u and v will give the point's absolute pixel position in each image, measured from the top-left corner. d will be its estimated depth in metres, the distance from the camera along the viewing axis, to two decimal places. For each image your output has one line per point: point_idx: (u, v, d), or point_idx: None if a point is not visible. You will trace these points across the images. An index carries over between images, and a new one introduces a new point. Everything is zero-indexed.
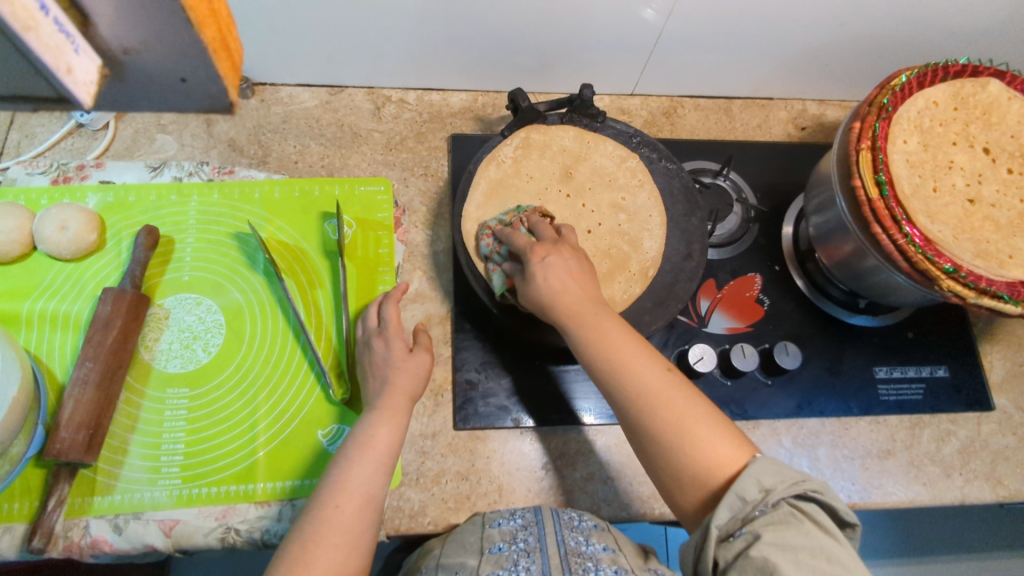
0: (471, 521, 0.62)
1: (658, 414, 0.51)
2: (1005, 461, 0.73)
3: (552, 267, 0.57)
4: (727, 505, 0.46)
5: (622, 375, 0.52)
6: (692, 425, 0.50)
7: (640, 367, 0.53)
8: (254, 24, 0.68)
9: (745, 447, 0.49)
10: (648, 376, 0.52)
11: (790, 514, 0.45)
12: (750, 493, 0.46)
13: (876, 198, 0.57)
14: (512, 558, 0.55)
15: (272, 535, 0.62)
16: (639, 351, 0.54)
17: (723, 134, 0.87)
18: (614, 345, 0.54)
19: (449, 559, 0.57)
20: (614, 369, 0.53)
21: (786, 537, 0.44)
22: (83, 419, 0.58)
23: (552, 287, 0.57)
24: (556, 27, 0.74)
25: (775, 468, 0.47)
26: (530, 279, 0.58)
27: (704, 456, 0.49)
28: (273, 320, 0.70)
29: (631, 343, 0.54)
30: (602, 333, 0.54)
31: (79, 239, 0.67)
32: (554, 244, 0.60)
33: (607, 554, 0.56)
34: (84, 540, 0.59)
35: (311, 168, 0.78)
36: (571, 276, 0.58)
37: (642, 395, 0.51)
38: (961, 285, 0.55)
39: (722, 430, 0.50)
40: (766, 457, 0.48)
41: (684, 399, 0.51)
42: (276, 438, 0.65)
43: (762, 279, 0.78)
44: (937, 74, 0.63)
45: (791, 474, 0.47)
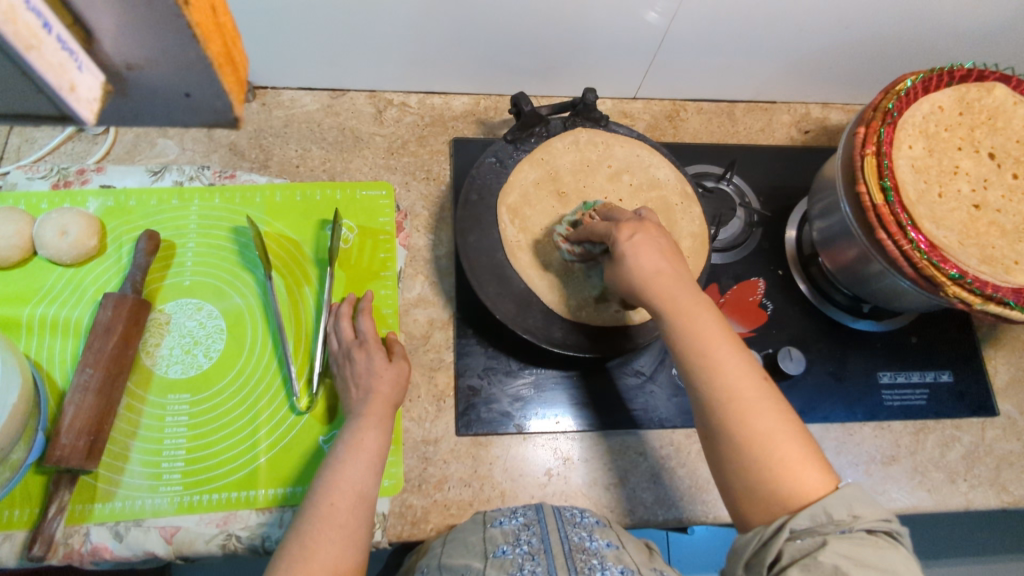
0: (471, 521, 0.62)
1: (744, 423, 0.50)
2: (1009, 467, 0.73)
3: (643, 247, 0.57)
4: (811, 513, 0.46)
5: (716, 375, 0.52)
6: (778, 438, 0.49)
7: (734, 369, 0.52)
8: (256, 28, 0.68)
9: (831, 473, 0.49)
10: (740, 380, 0.51)
11: (873, 538, 0.46)
12: (838, 512, 0.46)
13: (881, 204, 0.56)
14: (516, 561, 0.53)
15: (273, 542, 0.61)
16: (735, 351, 0.53)
17: (726, 138, 0.87)
18: (707, 342, 0.53)
19: (452, 560, 0.56)
20: (704, 367, 0.52)
21: (862, 554, 0.44)
22: (83, 425, 0.58)
23: (643, 267, 0.56)
24: (559, 31, 0.73)
25: (865, 498, 0.47)
26: (620, 258, 0.57)
27: (784, 471, 0.48)
28: (272, 326, 0.69)
29: (726, 344, 0.53)
30: (702, 328, 0.54)
31: (79, 243, 0.66)
32: (640, 220, 0.59)
33: (611, 550, 0.55)
34: (85, 547, 0.59)
35: (312, 172, 0.77)
36: (661, 256, 0.57)
37: (730, 398, 0.51)
38: (967, 291, 0.55)
39: (806, 449, 0.50)
40: (854, 485, 0.48)
41: (773, 410, 0.50)
42: (277, 444, 0.65)
43: (765, 284, 0.78)
44: (944, 78, 0.63)
45: (881, 510, 0.48)
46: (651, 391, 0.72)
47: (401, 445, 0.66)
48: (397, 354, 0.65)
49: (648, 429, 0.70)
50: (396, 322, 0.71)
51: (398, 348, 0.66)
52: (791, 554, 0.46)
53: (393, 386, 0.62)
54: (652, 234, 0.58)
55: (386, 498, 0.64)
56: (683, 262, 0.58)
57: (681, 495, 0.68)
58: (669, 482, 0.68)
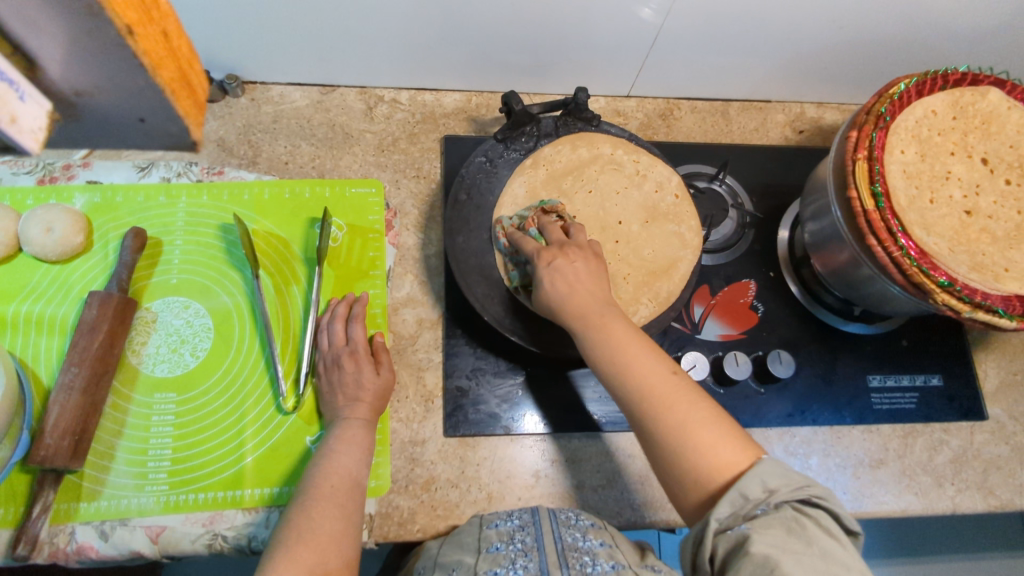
0: (469, 523, 0.62)
1: (662, 415, 0.52)
2: (996, 470, 0.73)
3: (560, 271, 0.59)
4: (729, 501, 0.46)
5: (627, 378, 0.54)
6: (692, 425, 0.51)
7: (643, 369, 0.54)
8: (243, 22, 0.67)
9: (752, 450, 0.50)
10: (651, 375, 0.54)
11: (790, 513, 0.45)
12: (752, 491, 0.46)
13: (872, 210, 0.56)
14: (509, 556, 0.54)
15: (259, 542, 0.61)
16: (645, 351, 0.55)
17: (720, 137, 0.86)
18: (619, 345, 0.55)
19: (447, 558, 0.56)
20: (614, 365, 0.55)
21: (787, 537, 0.44)
22: (68, 425, 0.58)
23: (558, 291, 0.58)
24: (553, 27, 0.73)
25: (781, 471, 0.47)
26: (540, 282, 0.59)
27: (697, 454, 0.49)
28: (260, 325, 0.69)
29: (634, 343, 0.56)
30: (606, 343, 0.56)
31: (65, 241, 0.66)
32: (560, 245, 0.61)
33: (603, 549, 0.55)
34: (70, 547, 0.59)
35: (301, 169, 0.77)
36: (578, 274, 0.59)
37: (648, 395, 0.53)
38: (957, 299, 0.55)
39: (727, 432, 0.51)
40: (773, 459, 0.48)
41: (693, 403, 0.52)
42: (263, 444, 0.65)
43: (756, 286, 0.78)
44: (937, 82, 0.62)
45: (797, 478, 0.47)
46: None
47: (388, 445, 0.66)
48: (382, 364, 0.66)
49: (636, 431, 0.70)
50: (385, 322, 0.71)
51: (385, 357, 0.67)
52: (724, 545, 0.46)
53: (381, 396, 0.64)
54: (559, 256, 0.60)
55: (373, 499, 0.64)
56: (605, 279, 0.60)
57: (668, 497, 0.68)
58: (657, 485, 0.69)
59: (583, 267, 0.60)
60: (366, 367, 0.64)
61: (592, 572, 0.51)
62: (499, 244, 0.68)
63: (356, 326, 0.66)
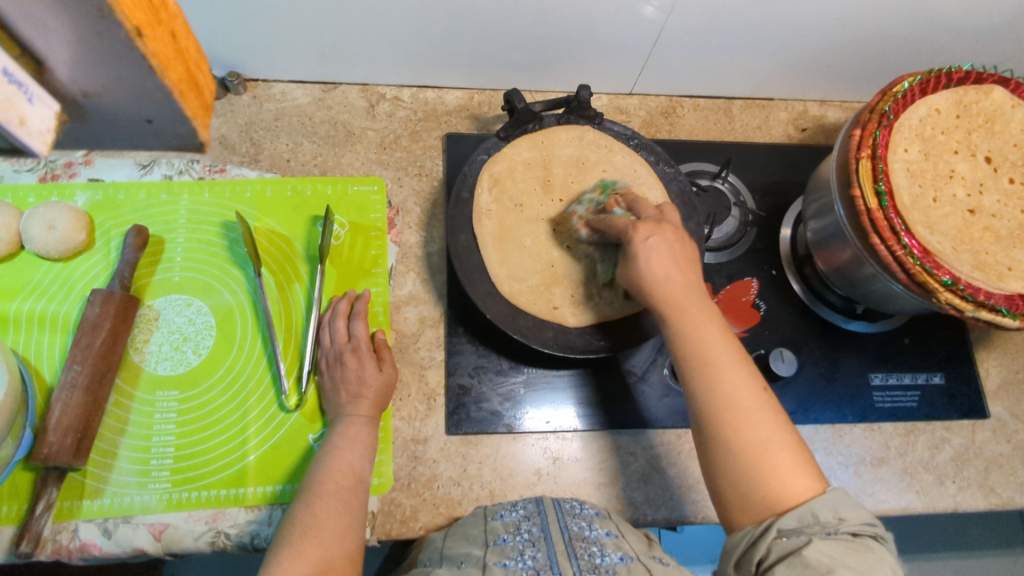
0: (471, 515, 0.62)
1: (740, 429, 0.51)
2: (998, 469, 0.73)
3: (657, 250, 0.58)
4: (800, 515, 0.47)
5: (715, 384, 0.53)
6: (772, 448, 0.50)
7: (735, 380, 0.53)
8: (246, 19, 0.67)
9: (822, 481, 0.50)
10: (738, 388, 0.52)
11: (858, 542, 0.46)
12: (824, 514, 0.47)
13: (875, 209, 0.56)
14: (517, 547, 0.53)
15: (262, 540, 0.61)
16: (735, 357, 0.54)
17: (722, 135, 0.86)
18: (713, 347, 0.54)
19: (454, 550, 0.56)
20: (706, 367, 0.53)
21: (849, 554, 0.44)
22: (71, 422, 0.58)
23: (655, 271, 0.58)
24: (557, 24, 0.72)
25: (852, 503, 0.48)
26: (635, 258, 0.59)
27: (773, 477, 0.49)
28: (261, 324, 0.69)
29: (729, 355, 0.54)
30: (702, 349, 0.54)
31: (67, 238, 0.66)
32: (659, 223, 0.60)
33: (611, 539, 0.55)
34: (73, 544, 0.59)
35: (303, 167, 0.76)
36: (674, 261, 0.58)
37: (728, 405, 0.52)
38: (960, 298, 0.55)
39: (808, 468, 0.50)
40: (844, 491, 0.49)
41: (771, 423, 0.51)
42: (265, 443, 0.65)
43: (758, 284, 0.78)
44: (941, 80, 0.62)
45: (866, 514, 0.48)
46: (643, 391, 0.71)
47: (390, 443, 0.66)
48: (384, 359, 0.66)
49: (639, 429, 0.70)
50: (386, 319, 0.71)
51: (387, 352, 0.67)
52: (779, 549, 0.46)
53: (384, 394, 0.64)
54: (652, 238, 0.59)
55: (375, 497, 0.64)
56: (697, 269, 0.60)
57: (670, 495, 0.68)
58: (659, 484, 0.69)
59: (676, 263, 0.58)
60: (370, 364, 0.64)
61: (602, 563, 0.51)
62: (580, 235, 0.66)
63: (359, 323, 0.66)
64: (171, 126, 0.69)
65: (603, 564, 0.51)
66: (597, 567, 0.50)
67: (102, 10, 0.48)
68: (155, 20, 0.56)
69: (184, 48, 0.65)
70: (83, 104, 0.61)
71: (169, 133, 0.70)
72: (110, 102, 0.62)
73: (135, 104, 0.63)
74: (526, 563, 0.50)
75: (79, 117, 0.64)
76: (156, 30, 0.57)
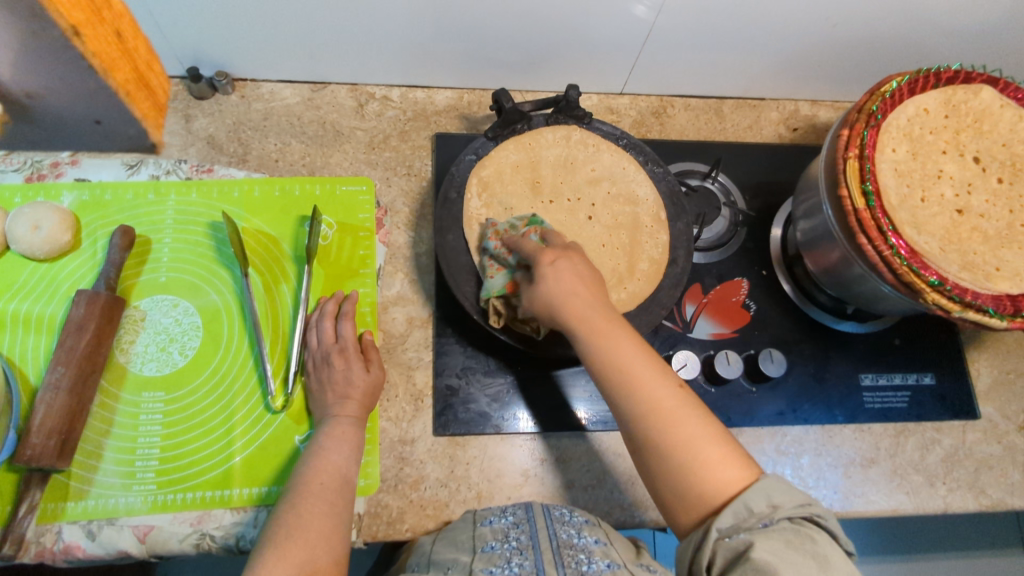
0: (460, 519, 0.62)
1: (667, 430, 0.51)
2: (988, 470, 0.72)
3: (564, 271, 0.57)
4: (732, 512, 0.47)
5: (634, 390, 0.53)
6: (697, 444, 0.50)
7: (651, 381, 0.53)
8: (232, 19, 0.66)
9: (750, 466, 0.50)
10: (656, 390, 0.53)
11: (794, 529, 0.46)
12: (757, 505, 0.47)
13: (862, 209, 0.56)
14: (504, 556, 0.53)
15: (248, 541, 0.61)
16: (647, 362, 0.54)
17: (713, 135, 0.86)
18: (624, 354, 0.54)
19: (442, 556, 0.56)
20: (621, 378, 0.53)
21: (785, 548, 0.45)
22: (54, 424, 0.57)
23: (560, 292, 0.56)
24: (544, 24, 0.72)
25: (784, 487, 0.48)
26: (540, 278, 0.57)
27: (704, 474, 0.49)
28: (249, 324, 0.68)
29: (642, 358, 0.54)
30: (617, 357, 0.54)
31: (52, 239, 0.65)
32: (564, 249, 0.59)
33: (599, 546, 0.55)
34: (57, 546, 0.59)
35: (291, 166, 0.76)
36: (579, 276, 0.57)
37: (653, 409, 0.52)
38: (947, 298, 0.54)
39: (734, 456, 0.50)
40: (775, 475, 0.49)
41: (690, 418, 0.51)
42: (252, 444, 0.64)
43: (749, 284, 0.78)
44: (930, 79, 0.62)
45: (800, 494, 0.48)
46: None
47: (377, 445, 0.66)
48: (371, 361, 0.66)
49: None
50: (374, 320, 0.70)
51: (374, 354, 0.66)
52: (721, 552, 0.46)
53: (370, 395, 0.64)
54: (553, 256, 0.58)
55: (362, 498, 0.64)
56: (601, 281, 0.59)
57: None
58: (648, 484, 0.68)
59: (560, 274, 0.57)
60: (356, 365, 0.64)
61: (589, 570, 0.51)
62: (488, 246, 0.64)
63: (346, 324, 0.66)
64: (121, 126, 0.70)
65: (590, 572, 0.50)
66: None
67: (37, 8, 0.53)
68: (97, 18, 0.59)
69: (134, 48, 0.68)
70: (30, 106, 0.65)
71: (120, 134, 0.71)
72: (58, 101, 0.65)
73: (89, 102, 0.65)
74: (512, 572, 0.51)
75: (40, 115, 0.67)
76: (98, 28, 0.59)
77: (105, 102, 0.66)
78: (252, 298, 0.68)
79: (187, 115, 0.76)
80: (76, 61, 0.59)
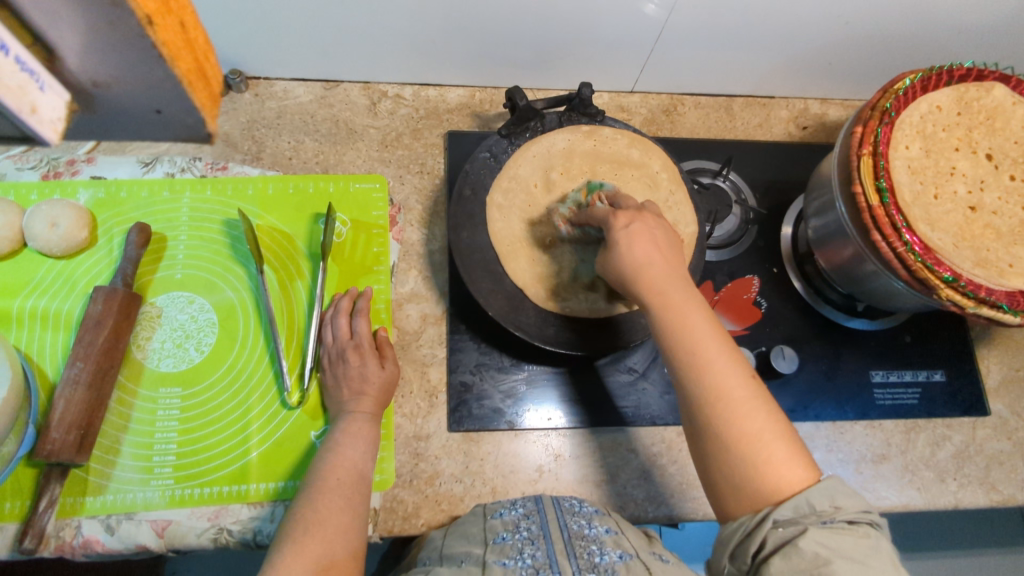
0: (471, 512, 0.62)
1: (734, 420, 0.50)
2: (999, 466, 0.73)
3: (638, 236, 0.58)
4: (795, 505, 0.47)
5: (703, 374, 0.53)
6: (766, 438, 0.50)
7: (722, 366, 0.53)
8: (248, 17, 0.67)
9: (813, 467, 0.49)
10: (729, 379, 0.52)
11: (854, 530, 0.46)
12: (820, 503, 0.47)
13: (877, 206, 0.56)
14: (516, 546, 0.53)
15: (264, 536, 0.62)
16: (724, 352, 0.54)
17: (724, 133, 0.86)
18: (696, 338, 0.54)
19: (453, 549, 0.56)
20: (692, 359, 0.53)
21: (844, 546, 0.45)
22: (74, 419, 0.58)
23: (636, 262, 0.58)
24: (558, 23, 0.72)
25: (846, 489, 0.48)
26: (614, 246, 0.59)
27: (767, 467, 0.49)
28: (264, 321, 0.69)
29: (713, 338, 0.54)
30: (690, 338, 0.54)
31: (69, 236, 0.66)
32: (638, 211, 0.61)
33: (609, 536, 0.56)
34: (76, 541, 0.59)
35: (305, 164, 0.77)
36: (656, 247, 0.59)
37: (719, 396, 0.51)
38: (961, 294, 0.55)
39: (799, 455, 0.50)
40: (837, 476, 0.49)
41: (761, 411, 0.51)
42: (268, 439, 0.65)
43: (760, 282, 0.78)
44: (943, 77, 0.62)
45: (861, 500, 0.48)
46: (644, 389, 0.72)
47: (392, 440, 0.66)
48: (386, 357, 0.66)
49: (639, 426, 0.70)
50: (388, 317, 0.71)
51: (388, 351, 0.67)
52: (774, 540, 0.46)
53: (386, 390, 0.64)
54: (630, 225, 0.59)
55: (377, 494, 0.64)
56: (680, 252, 0.60)
57: (673, 492, 0.68)
58: (661, 480, 0.69)
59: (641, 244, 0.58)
60: (371, 360, 0.64)
61: (601, 561, 0.51)
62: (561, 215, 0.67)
63: (360, 320, 0.67)
64: None
65: (602, 564, 0.50)
66: (596, 566, 0.50)
67: None
68: None
69: None
70: None
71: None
72: None
73: None
74: (526, 562, 0.50)
75: None
76: None
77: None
78: (268, 295, 0.68)
79: None
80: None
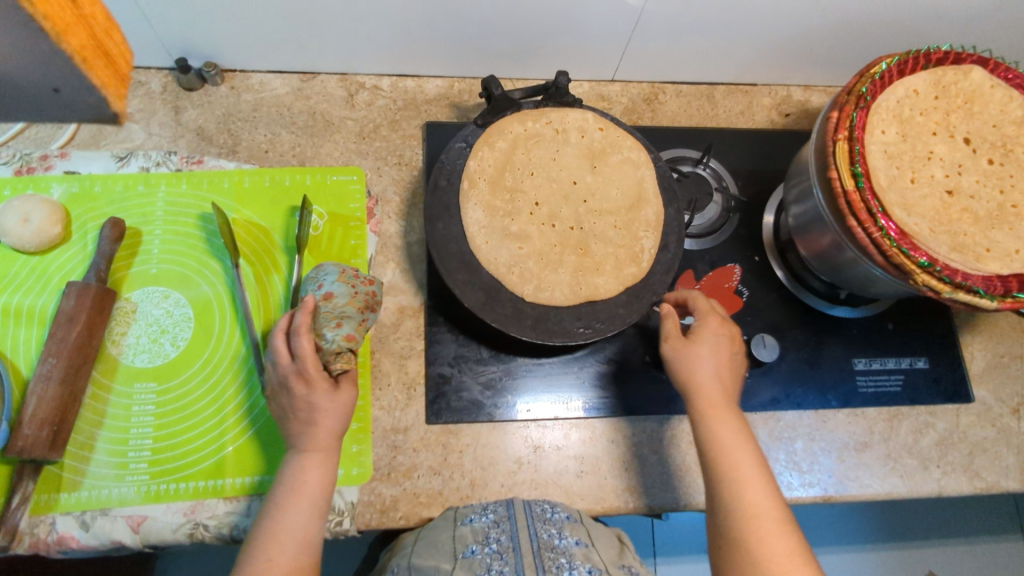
0: (442, 517, 0.61)
1: (755, 539, 0.52)
2: (982, 453, 0.72)
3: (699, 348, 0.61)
4: None
5: (736, 493, 0.54)
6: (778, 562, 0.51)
7: (754, 490, 0.54)
8: (217, 11, 0.66)
9: None
10: (758, 499, 0.54)
11: None
12: None
13: (852, 190, 0.55)
14: (485, 563, 0.53)
15: (241, 530, 0.61)
16: (756, 472, 0.56)
17: (705, 121, 0.86)
18: (737, 460, 0.56)
19: (422, 560, 0.55)
20: (725, 478, 0.55)
21: None
22: (46, 415, 0.57)
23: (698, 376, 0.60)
24: (533, 13, 0.72)
25: None
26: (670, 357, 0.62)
27: None
28: (240, 315, 0.68)
29: (751, 464, 0.56)
30: (730, 458, 0.56)
31: (42, 231, 0.65)
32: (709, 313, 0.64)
33: (580, 548, 0.56)
34: (51, 537, 0.59)
35: (281, 157, 0.76)
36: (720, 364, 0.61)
37: (747, 514, 0.53)
38: (937, 279, 0.54)
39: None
40: None
41: (778, 531, 0.52)
42: (243, 435, 0.64)
43: (741, 270, 0.77)
44: (919, 61, 0.62)
45: None
46: (624, 379, 0.71)
47: (370, 433, 0.66)
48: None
49: (620, 416, 0.70)
50: None
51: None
52: None
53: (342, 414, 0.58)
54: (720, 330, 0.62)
55: (355, 487, 0.64)
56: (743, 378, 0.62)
57: (653, 483, 0.68)
58: (642, 471, 0.68)
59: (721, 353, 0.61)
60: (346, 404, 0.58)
61: None
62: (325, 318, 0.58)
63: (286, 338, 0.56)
64: (80, 94, 0.72)
65: None
66: None
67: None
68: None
69: (93, 14, 0.66)
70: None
71: (82, 104, 0.73)
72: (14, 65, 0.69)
73: (46, 69, 0.69)
74: None
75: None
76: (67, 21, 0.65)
77: (59, 65, 0.68)
78: (243, 289, 0.68)
79: (176, 106, 0.76)
80: (13, 18, 0.62)
